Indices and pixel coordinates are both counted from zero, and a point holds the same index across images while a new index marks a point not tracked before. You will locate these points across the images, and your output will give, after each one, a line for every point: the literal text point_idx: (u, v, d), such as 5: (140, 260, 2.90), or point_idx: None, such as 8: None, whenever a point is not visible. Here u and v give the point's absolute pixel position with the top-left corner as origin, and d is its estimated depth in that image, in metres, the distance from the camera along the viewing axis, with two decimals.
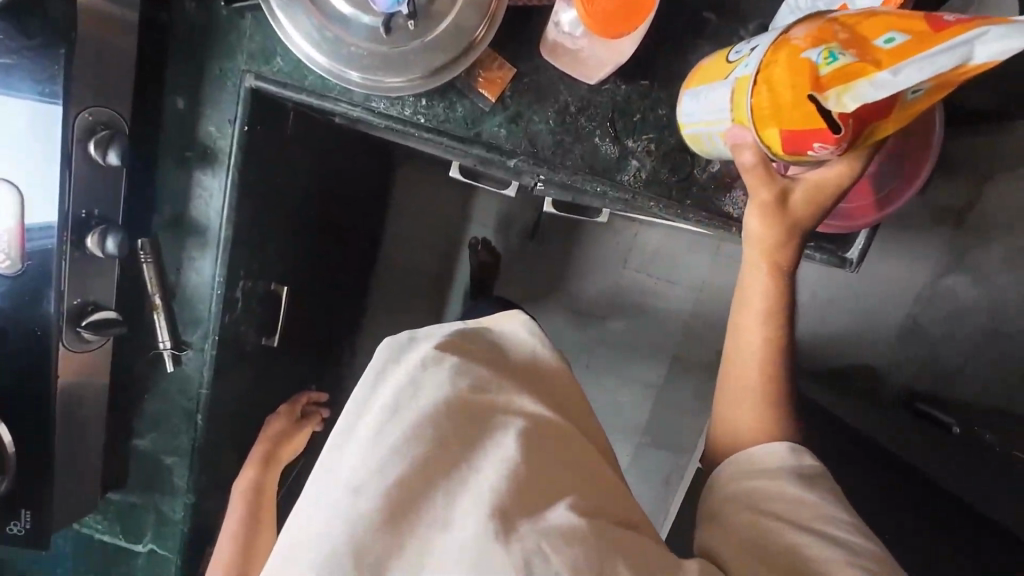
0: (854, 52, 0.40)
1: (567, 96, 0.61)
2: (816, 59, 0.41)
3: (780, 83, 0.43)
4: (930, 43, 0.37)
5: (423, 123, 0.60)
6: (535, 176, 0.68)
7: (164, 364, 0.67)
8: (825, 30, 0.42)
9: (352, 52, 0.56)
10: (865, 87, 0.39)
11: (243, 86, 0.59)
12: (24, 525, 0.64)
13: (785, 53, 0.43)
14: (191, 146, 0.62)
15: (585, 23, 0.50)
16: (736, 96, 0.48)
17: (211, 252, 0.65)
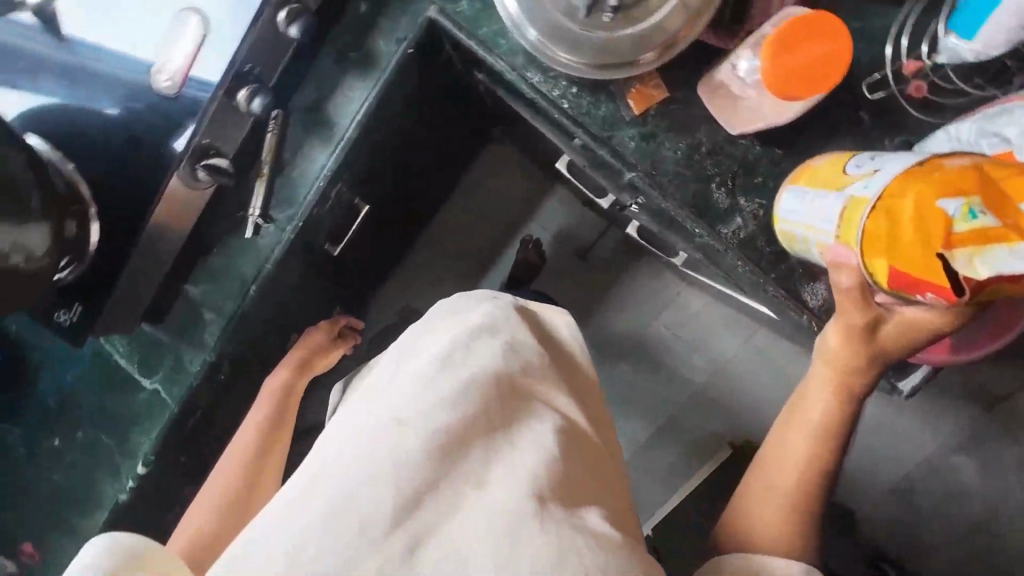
0: (994, 215, 0.41)
1: (703, 136, 0.63)
2: (954, 212, 0.41)
3: (904, 222, 0.43)
4: None
5: (566, 109, 0.63)
6: (640, 196, 0.70)
7: (246, 229, 0.71)
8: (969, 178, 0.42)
9: (547, 21, 0.57)
10: (999, 253, 0.41)
11: (423, 15, 0.63)
12: (69, 318, 0.67)
13: (919, 189, 0.43)
14: (355, 49, 0.66)
15: (764, 74, 0.52)
16: (848, 215, 0.48)
17: (330, 147, 0.68)
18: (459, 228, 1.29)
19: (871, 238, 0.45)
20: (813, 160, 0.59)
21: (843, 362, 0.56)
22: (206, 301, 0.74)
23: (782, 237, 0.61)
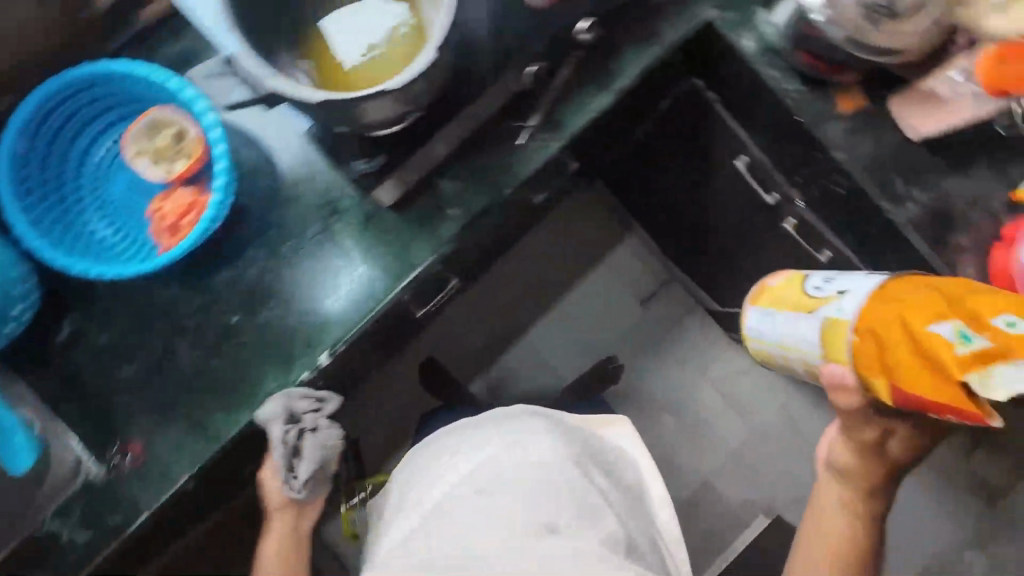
0: (983, 336, 0.56)
1: (889, 140, 0.85)
2: (953, 338, 0.56)
3: (907, 339, 0.59)
4: None
5: (791, 99, 0.84)
6: (822, 178, 0.90)
7: (516, 138, 0.80)
8: (951, 313, 0.59)
9: None
10: (1006, 368, 0.54)
11: (700, 16, 0.83)
12: (374, 164, 0.77)
13: (917, 321, 0.58)
14: (643, 25, 0.83)
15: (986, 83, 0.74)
16: (835, 331, 0.68)
17: (603, 90, 0.82)
18: None
19: (863, 357, 0.64)
20: (799, 269, 0.83)
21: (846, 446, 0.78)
22: (454, 195, 0.79)
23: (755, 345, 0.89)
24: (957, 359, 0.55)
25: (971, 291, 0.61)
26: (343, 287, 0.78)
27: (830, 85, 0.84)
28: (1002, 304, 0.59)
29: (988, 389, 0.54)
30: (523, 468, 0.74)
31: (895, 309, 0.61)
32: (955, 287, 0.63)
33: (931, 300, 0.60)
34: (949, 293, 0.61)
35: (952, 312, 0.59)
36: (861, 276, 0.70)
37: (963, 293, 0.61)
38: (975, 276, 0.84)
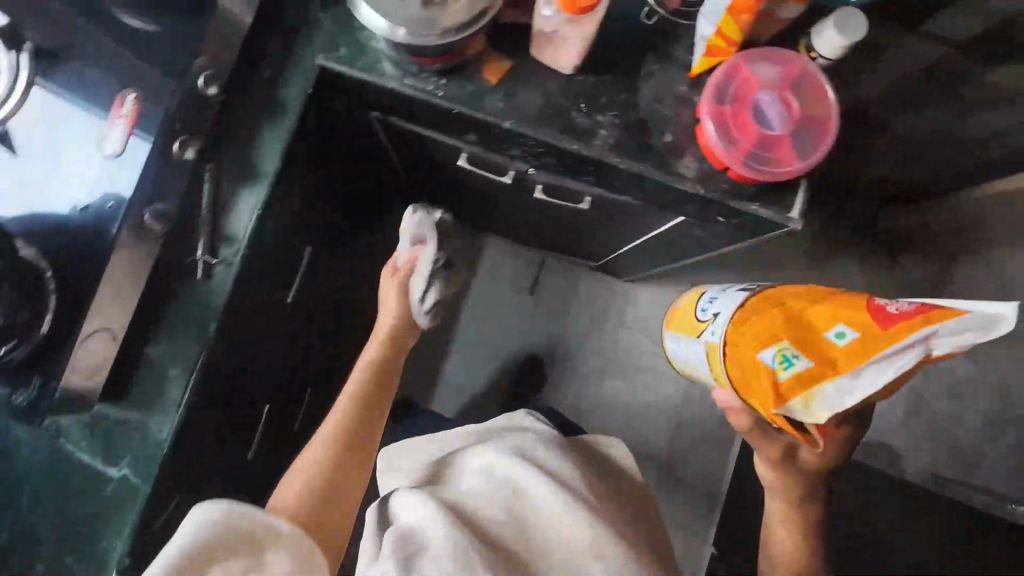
0: (804, 354, 0.63)
1: (550, 83, 0.83)
2: (773, 362, 0.64)
3: (753, 365, 0.67)
4: (877, 344, 0.59)
5: (441, 95, 0.81)
6: (522, 146, 0.88)
7: (197, 273, 0.77)
8: (787, 333, 0.65)
9: (407, 21, 0.70)
10: (829, 386, 0.61)
11: (313, 64, 0.80)
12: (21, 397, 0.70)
13: (757, 347, 0.67)
14: (263, 103, 0.80)
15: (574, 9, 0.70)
16: (713, 355, 0.76)
17: (259, 182, 0.80)
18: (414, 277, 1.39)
19: (731, 376, 0.72)
20: (698, 287, 0.88)
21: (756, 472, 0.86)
22: (168, 357, 0.76)
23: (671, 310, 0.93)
24: (781, 384, 0.63)
25: (817, 303, 0.67)
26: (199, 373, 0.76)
27: (466, 64, 0.81)
28: (838, 313, 0.64)
29: (809, 408, 0.63)
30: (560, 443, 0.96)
31: (748, 335, 0.70)
32: (802, 302, 0.68)
33: (770, 325, 0.67)
34: (788, 310, 0.68)
35: (788, 334, 0.65)
36: (733, 295, 0.78)
37: (803, 307, 0.68)
38: (695, 165, 0.82)
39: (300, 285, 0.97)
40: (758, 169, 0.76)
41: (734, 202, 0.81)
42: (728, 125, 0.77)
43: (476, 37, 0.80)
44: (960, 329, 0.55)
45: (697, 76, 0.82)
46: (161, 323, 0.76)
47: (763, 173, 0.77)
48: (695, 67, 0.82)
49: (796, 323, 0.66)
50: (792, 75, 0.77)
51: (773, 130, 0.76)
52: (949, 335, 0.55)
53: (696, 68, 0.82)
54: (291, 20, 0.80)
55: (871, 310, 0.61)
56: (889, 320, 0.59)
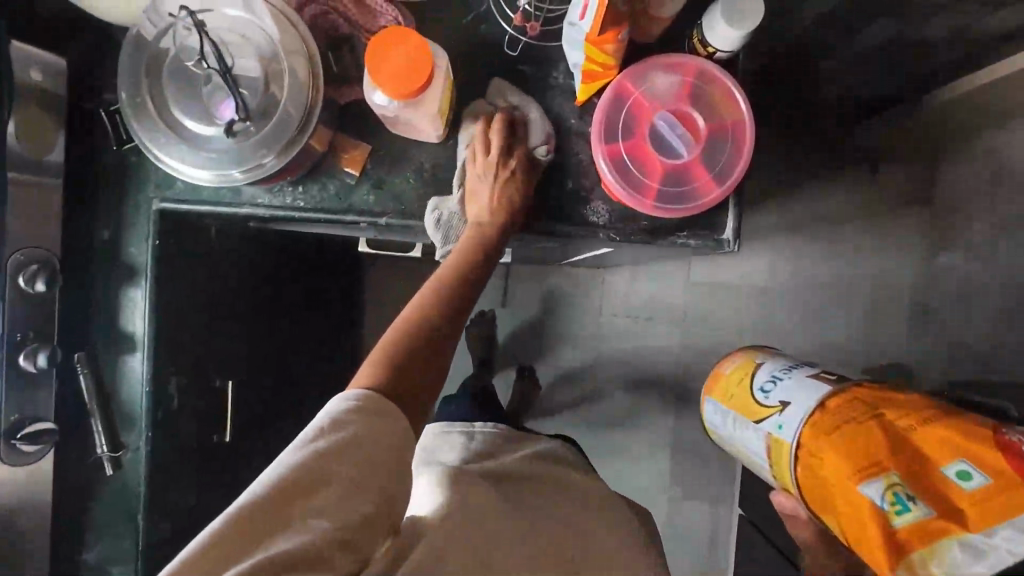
0: (921, 500, 0.54)
1: (421, 156, 0.71)
2: (885, 500, 0.55)
3: (854, 499, 0.56)
4: (1008, 496, 0.52)
5: (303, 205, 0.71)
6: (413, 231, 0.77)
7: (105, 469, 0.71)
8: (894, 465, 0.57)
9: (217, 157, 0.59)
10: (955, 547, 0.51)
11: (152, 210, 0.70)
12: None
13: (854, 476, 0.57)
14: (117, 267, 0.72)
15: (405, 89, 0.56)
16: (778, 451, 0.67)
17: (139, 353, 0.72)
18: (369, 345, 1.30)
19: (810, 490, 0.63)
20: (755, 357, 0.79)
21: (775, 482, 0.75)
22: (107, 555, 0.72)
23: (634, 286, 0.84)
24: (897, 532, 0.54)
25: (920, 424, 0.59)
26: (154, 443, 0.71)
27: (319, 163, 0.70)
28: (950, 443, 0.57)
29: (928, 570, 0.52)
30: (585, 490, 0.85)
31: (832, 449, 0.60)
32: (899, 418, 0.60)
33: (871, 448, 0.58)
34: (885, 431, 0.59)
35: (894, 468, 0.56)
36: (802, 382, 0.69)
37: (900, 427, 0.60)
38: (608, 208, 0.71)
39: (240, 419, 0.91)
40: (673, 207, 0.64)
41: (662, 237, 0.70)
42: (627, 161, 0.64)
43: (319, 131, 0.67)
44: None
45: (585, 105, 0.69)
46: (88, 526, 0.71)
47: (679, 207, 0.64)
48: (579, 96, 0.68)
49: (898, 448, 0.58)
50: (689, 85, 0.64)
51: (681, 157, 0.64)
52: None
53: (580, 96, 0.68)
54: (112, 165, 0.70)
55: (998, 447, 0.55)
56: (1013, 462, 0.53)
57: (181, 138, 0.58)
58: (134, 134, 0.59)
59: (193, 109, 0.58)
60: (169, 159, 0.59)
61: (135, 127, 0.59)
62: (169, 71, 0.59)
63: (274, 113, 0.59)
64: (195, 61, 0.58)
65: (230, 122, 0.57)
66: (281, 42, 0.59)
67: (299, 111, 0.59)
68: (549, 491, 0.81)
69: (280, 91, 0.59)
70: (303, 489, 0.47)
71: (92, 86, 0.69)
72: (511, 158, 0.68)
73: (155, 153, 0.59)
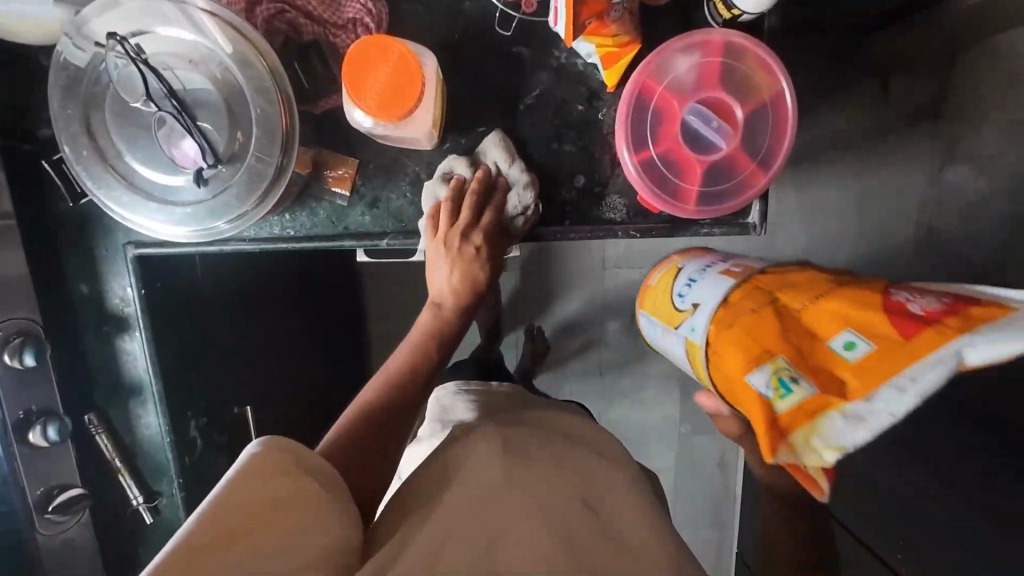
0: (806, 379, 0.44)
1: (415, 166, 0.63)
2: (768, 388, 0.46)
3: (741, 388, 0.48)
4: (899, 359, 0.42)
5: (294, 235, 0.64)
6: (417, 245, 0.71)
7: (144, 517, 0.71)
8: (779, 343, 0.48)
9: (186, 212, 0.51)
10: (837, 422, 0.42)
11: (129, 257, 0.64)
12: None
13: (744, 364, 0.49)
14: (105, 320, 0.67)
15: (392, 108, 0.48)
16: (692, 355, 0.58)
17: (151, 405, 0.70)
18: None
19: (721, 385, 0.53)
20: (675, 259, 0.69)
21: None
22: None
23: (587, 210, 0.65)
24: (779, 418, 0.44)
25: (813, 301, 0.50)
26: (169, 450, 0.71)
27: (306, 185, 0.63)
28: (843, 316, 0.47)
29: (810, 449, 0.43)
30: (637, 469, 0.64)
31: (731, 345, 0.51)
32: (794, 301, 0.51)
33: (764, 335, 0.49)
34: (779, 317, 0.50)
35: (782, 349, 0.47)
36: (715, 279, 0.59)
37: (794, 310, 0.51)
38: (627, 202, 0.64)
39: None
40: (720, 206, 0.59)
41: (684, 231, 0.65)
42: (656, 162, 0.59)
43: (299, 153, 0.60)
44: (1005, 337, 0.39)
45: (616, 94, 0.61)
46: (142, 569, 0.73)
47: (726, 204, 0.59)
48: (608, 86, 0.61)
49: (786, 330, 0.49)
50: (717, 66, 0.57)
51: (720, 151, 0.58)
52: (982, 348, 0.39)
53: (609, 85, 0.61)
54: (73, 214, 0.63)
55: (893, 311, 0.45)
56: (911, 327, 0.43)
57: (138, 191, 0.51)
58: (85, 191, 0.50)
59: (148, 156, 0.50)
60: (127, 215, 0.52)
61: (85, 182, 0.50)
62: (113, 111, 0.49)
63: (247, 151, 0.51)
64: (142, 97, 0.49)
65: (197, 170, 0.50)
66: (238, 61, 0.50)
67: (275, 144, 0.51)
68: (580, 449, 0.63)
69: (245, 121, 0.51)
70: (274, 509, 0.46)
71: (26, 124, 0.60)
72: (476, 231, 0.61)
73: (109, 209, 0.51)
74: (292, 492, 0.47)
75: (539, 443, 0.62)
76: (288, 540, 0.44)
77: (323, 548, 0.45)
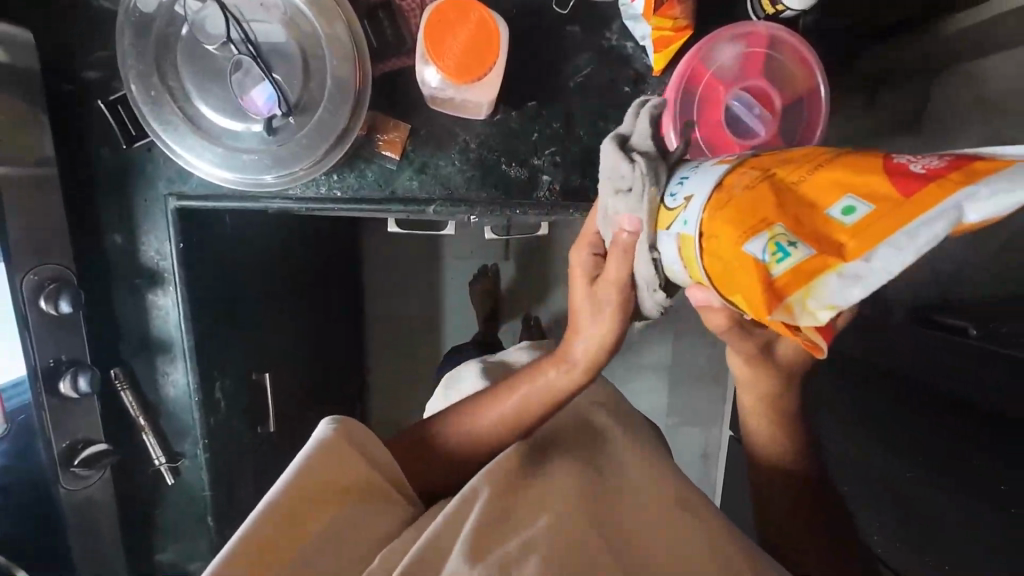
0: (807, 239, 0.28)
1: (465, 135, 0.63)
2: (761, 257, 0.29)
3: (725, 264, 0.31)
4: (908, 210, 0.27)
5: (340, 196, 0.61)
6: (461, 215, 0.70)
7: (165, 478, 0.71)
8: (766, 199, 0.30)
9: (250, 159, 0.56)
10: (831, 284, 0.28)
11: (169, 208, 0.62)
12: None
13: (722, 232, 0.31)
14: (139, 274, 0.65)
15: (470, 73, 0.52)
16: (685, 257, 0.36)
17: (181, 363, 0.68)
18: (382, 310, 1.26)
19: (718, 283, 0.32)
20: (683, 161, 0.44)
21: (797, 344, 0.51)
22: (177, 556, 0.74)
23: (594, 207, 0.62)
24: (770, 289, 0.28)
25: (813, 159, 0.32)
26: (195, 411, 0.69)
27: (357, 146, 0.62)
28: (845, 170, 0.30)
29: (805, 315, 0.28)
30: (653, 437, 0.67)
31: (712, 223, 0.33)
32: (797, 161, 0.32)
33: (754, 199, 0.31)
34: (778, 180, 0.31)
35: (777, 212, 0.30)
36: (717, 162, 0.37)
37: (795, 170, 0.32)
38: None
39: (280, 413, 0.87)
40: None
41: None
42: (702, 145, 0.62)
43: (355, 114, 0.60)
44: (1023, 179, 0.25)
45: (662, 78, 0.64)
46: (158, 529, 0.72)
47: None
48: (655, 69, 0.63)
49: (784, 194, 0.31)
50: (761, 56, 0.61)
51: (760, 137, 0.61)
52: (995, 193, 0.25)
53: (656, 69, 0.63)
54: (111, 162, 0.61)
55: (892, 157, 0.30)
56: (915, 180, 0.27)
57: (207, 135, 0.55)
58: (150, 132, 0.54)
59: (220, 101, 0.54)
60: (191, 156, 0.55)
61: (152, 124, 0.53)
62: (188, 59, 0.53)
63: (317, 104, 0.55)
64: (219, 42, 0.53)
65: (269, 118, 0.54)
66: (313, 15, 0.54)
67: (346, 101, 0.55)
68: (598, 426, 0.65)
69: (317, 74, 0.55)
70: (338, 491, 0.49)
71: (71, 65, 0.59)
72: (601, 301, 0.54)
73: (172, 148, 0.55)
74: (354, 475, 0.50)
75: (551, 438, 0.62)
76: (356, 517, 0.48)
77: (380, 538, 0.48)
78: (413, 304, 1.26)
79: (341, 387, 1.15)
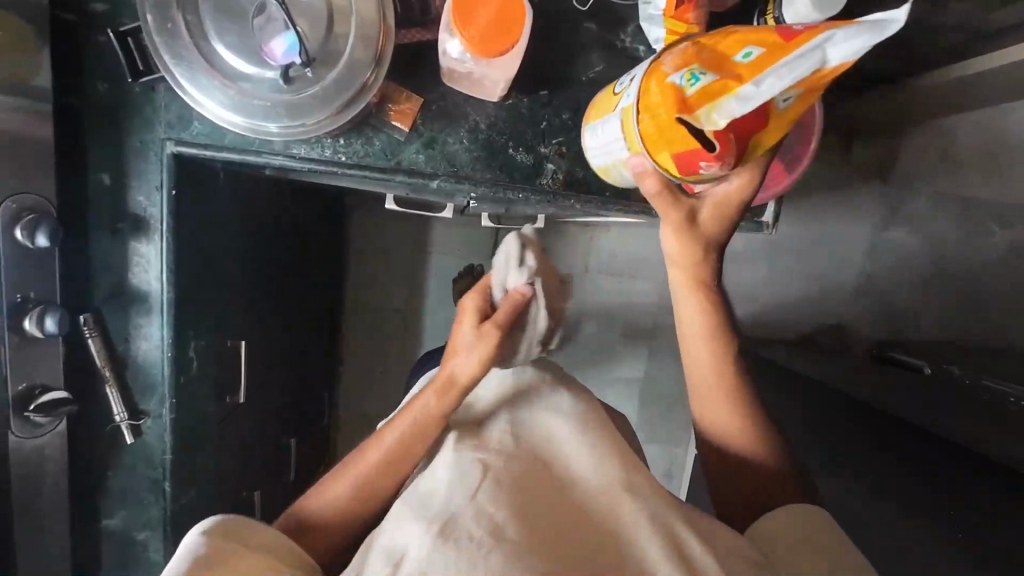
0: (713, 71, 0.40)
1: (476, 116, 0.63)
2: (680, 82, 0.41)
3: (655, 98, 0.42)
4: (786, 51, 0.37)
5: (345, 161, 0.61)
6: (465, 196, 0.69)
7: (124, 437, 0.67)
8: (691, 51, 0.42)
9: (261, 107, 0.56)
10: (731, 103, 0.38)
11: (165, 153, 0.59)
12: None
13: (654, 74, 0.43)
14: (122, 218, 0.63)
15: (492, 45, 0.53)
16: (627, 124, 0.47)
17: (157, 316, 0.65)
18: (363, 299, 1.24)
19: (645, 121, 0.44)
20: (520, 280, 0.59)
21: (714, 212, 0.53)
22: (128, 522, 0.70)
23: (597, 172, 0.63)
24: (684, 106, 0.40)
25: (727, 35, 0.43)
26: (163, 366, 0.66)
27: (366, 113, 0.61)
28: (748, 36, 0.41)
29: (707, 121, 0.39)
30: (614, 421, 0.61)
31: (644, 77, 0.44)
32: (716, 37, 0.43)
33: (681, 55, 0.43)
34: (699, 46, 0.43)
35: (695, 60, 0.41)
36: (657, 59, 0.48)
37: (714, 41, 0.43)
38: None
39: (251, 385, 0.83)
40: None
41: None
42: None
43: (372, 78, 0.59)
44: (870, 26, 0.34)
45: None
46: (109, 492, 0.69)
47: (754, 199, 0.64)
48: None
49: (700, 52, 0.42)
50: None
51: None
52: (846, 35, 0.35)
53: None
54: (107, 99, 0.59)
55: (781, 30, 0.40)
56: (796, 33, 0.37)
57: (221, 77, 0.55)
58: (161, 66, 0.55)
59: (240, 45, 0.55)
60: (201, 94, 0.56)
61: (164, 57, 0.54)
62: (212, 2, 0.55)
63: (337, 62, 0.57)
64: None
65: (288, 67, 0.55)
66: None
67: (367, 64, 0.57)
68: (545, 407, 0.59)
69: (342, 34, 0.57)
70: None
71: None
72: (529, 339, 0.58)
73: (183, 85, 0.55)
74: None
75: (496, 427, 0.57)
76: None
77: None
78: (397, 294, 1.24)
79: (315, 372, 1.12)
